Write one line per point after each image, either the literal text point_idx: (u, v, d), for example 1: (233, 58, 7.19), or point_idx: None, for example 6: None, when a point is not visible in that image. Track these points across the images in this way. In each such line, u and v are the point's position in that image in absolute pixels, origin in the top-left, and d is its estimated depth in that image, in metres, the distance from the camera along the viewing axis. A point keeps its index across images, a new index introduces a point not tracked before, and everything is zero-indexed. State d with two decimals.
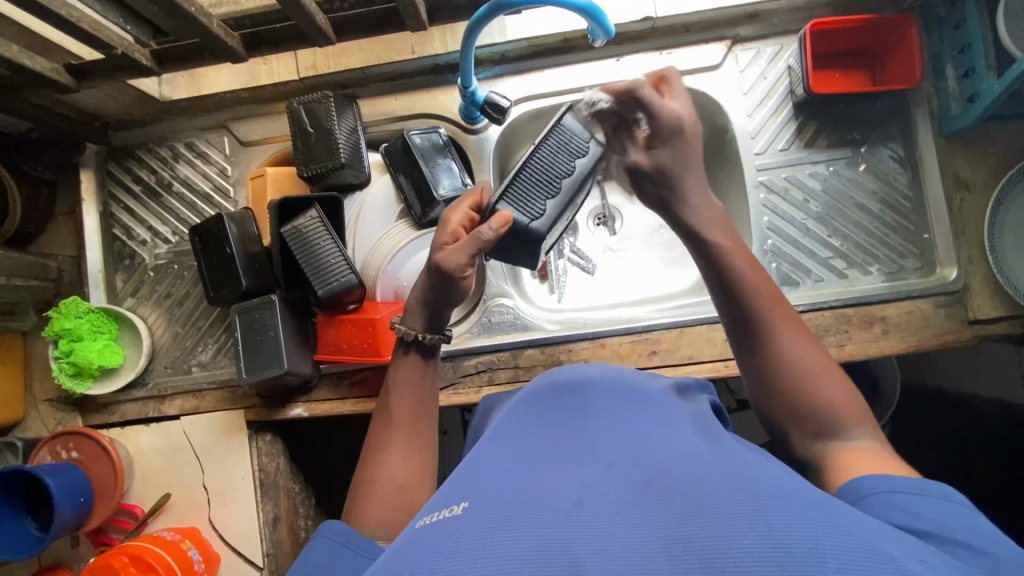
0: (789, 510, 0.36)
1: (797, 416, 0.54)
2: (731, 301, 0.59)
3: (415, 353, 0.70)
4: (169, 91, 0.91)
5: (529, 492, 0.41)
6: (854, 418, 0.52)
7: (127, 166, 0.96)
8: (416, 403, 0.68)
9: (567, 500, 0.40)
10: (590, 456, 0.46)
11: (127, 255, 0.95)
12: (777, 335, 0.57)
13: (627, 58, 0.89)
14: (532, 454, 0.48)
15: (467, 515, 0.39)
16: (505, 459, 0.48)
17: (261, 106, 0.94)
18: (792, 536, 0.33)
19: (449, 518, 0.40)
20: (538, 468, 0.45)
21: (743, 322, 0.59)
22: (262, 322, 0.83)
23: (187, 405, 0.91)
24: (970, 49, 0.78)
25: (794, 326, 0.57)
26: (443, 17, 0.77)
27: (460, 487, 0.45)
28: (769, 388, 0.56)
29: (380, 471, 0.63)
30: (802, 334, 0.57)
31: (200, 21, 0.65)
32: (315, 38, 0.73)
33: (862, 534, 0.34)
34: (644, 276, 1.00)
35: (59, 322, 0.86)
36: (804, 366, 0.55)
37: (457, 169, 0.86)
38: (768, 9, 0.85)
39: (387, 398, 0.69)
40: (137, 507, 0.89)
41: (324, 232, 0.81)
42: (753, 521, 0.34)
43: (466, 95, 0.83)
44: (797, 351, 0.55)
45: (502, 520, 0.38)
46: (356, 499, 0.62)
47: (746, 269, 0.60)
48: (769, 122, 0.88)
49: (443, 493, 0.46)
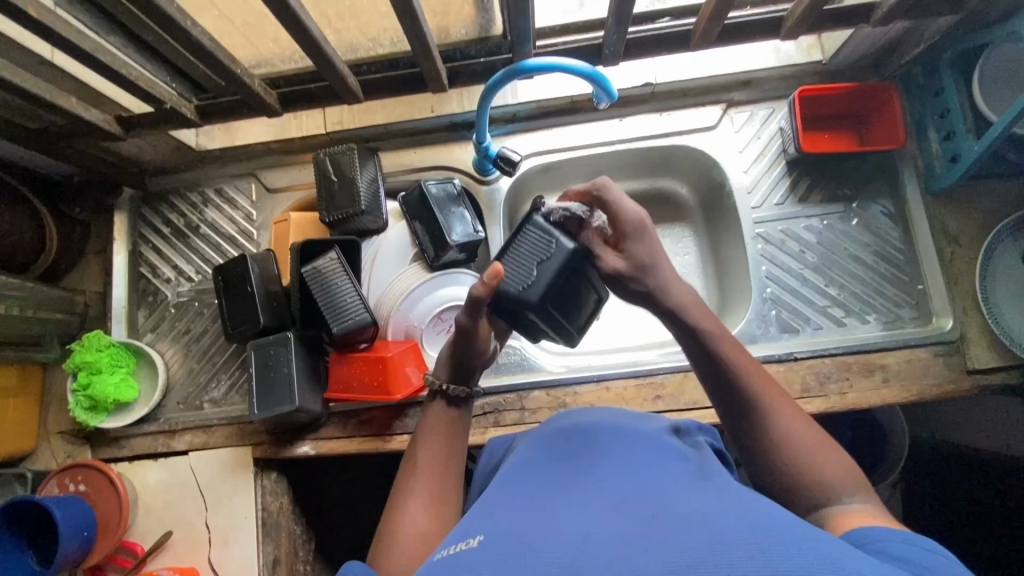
0: (782, 539, 0.38)
1: (795, 489, 0.53)
2: (719, 377, 0.61)
3: (441, 403, 0.72)
4: (205, 141, 0.99)
5: (541, 528, 0.43)
6: (848, 485, 0.52)
7: (159, 209, 1.02)
8: (443, 453, 0.69)
9: (575, 533, 0.42)
10: (599, 494, 0.48)
11: (151, 292, 0.99)
12: (768, 408, 0.57)
13: (630, 118, 0.95)
14: (543, 494, 0.50)
15: (480, 547, 0.43)
16: (516, 498, 0.51)
17: (287, 157, 1.01)
18: (788, 562, 0.35)
19: (464, 550, 0.43)
20: (547, 506, 0.47)
21: (732, 397, 0.60)
22: (277, 358, 0.86)
23: (197, 440, 0.92)
24: (949, 115, 0.84)
25: (784, 401, 0.58)
26: (462, 81, 0.84)
27: (474, 523, 0.48)
28: (762, 451, 0.56)
29: (404, 518, 0.62)
30: (820, 441, 0.55)
31: (243, 80, 0.72)
32: (345, 96, 0.80)
33: (849, 561, 0.37)
34: (647, 323, 1.02)
35: (80, 355, 0.89)
36: (812, 455, 0.54)
37: (469, 217, 0.91)
38: (760, 76, 0.93)
39: (414, 450, 0.70)
40: (138, 545, 0.88)
41: (342, 272, 0.85)
42: (750, 549, 0.37)
43: (480, 150, 0.90)
44: (787, 422, 0.56)
45: (516, 554, 0.40)
46: (378, 547, 0.60)
47: (736, 356, 0.61)
48: (761, 183, 0.94)
49: (456, 528, 0.49)
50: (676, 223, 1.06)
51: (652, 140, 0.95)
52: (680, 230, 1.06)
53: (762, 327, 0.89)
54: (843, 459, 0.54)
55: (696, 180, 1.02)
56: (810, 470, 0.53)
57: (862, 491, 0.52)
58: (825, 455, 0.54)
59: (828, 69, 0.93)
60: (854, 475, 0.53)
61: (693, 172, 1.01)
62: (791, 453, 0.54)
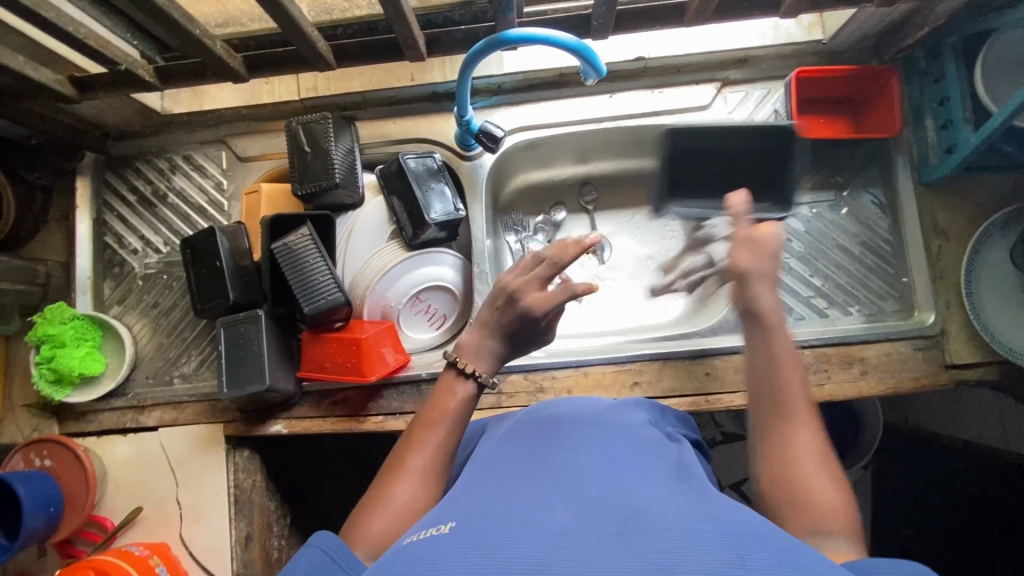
0: (757, 546, 0.37)
1: (783, 497, 0.51)
2: (758, 366, 0.58)
3: (471, 389, 0.67)
4: (172, 105, 0.94)
5: (513, 516, 0.42)
6: (838, 524, 0.48)
7: (124, 176, 0.97)
8: (448, 431, 0.64)
9: (548, 527, 0.41)
10: (574, 486, 0.47)
11: (117, 263, 0.96)
12: (797, 416, 0.54)
13: (619, 95, 0.91)
14: (518, 483, 0.49)
15: (450, 534, 0.41)
16: (491, 485, 0.49)
17: (260, 123, 0.95)
18: (761, 569, 0.35)
19: (434, 535, 0.42)
20: (520, 496, 0.46)
21: (763, 384, 0.57)
22: (246, 337, 0.83)
23: (167, 417, 0.90)
24: (948, 103, 0.80)
25: (810, 411, 0.55)
26: (441, 49, 0.79)
27: (445, 510, 0.46)
28: (771, 445, 0.54)
29: (394, 492, 0.59)
30: (830, 467, 0.51)
31: (203, 42, 0.67)
32: (315, 62, 0.75)
33: (826, 568, 0.36)
34: (629, 306, 1.00)
35: (42, 328, 0.85)
36: (816, 471, 0.51)
37: (450, 194, 0.88)
38: (756, 54, 0.89)
39: (419, 423, 0.65)
40: (108, 520, 0.87)
41: (314, 250, 0.81)
42: (723, 552, 0.36)
43: (461, 123, 0.85)
44: (808, 437, 0.53)
45: (485, 541, 0.39)
46: (360, 516, 0.59)
47: (781, 355, 0.58)
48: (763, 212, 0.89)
49: (427, 514, 0.47)
50: None
51: (642, 119, 0.91)
52: None
53: None
54: (848, 493, 0.50)
55: None
56: (807, 485, 0.50)
57: (850, 537, 0.47)
58: (830, 481, 0.50)
59: (828, 49, 0.89)
60: (852, 516, 0.49)
61: None
62: (792, 460, 0.52)
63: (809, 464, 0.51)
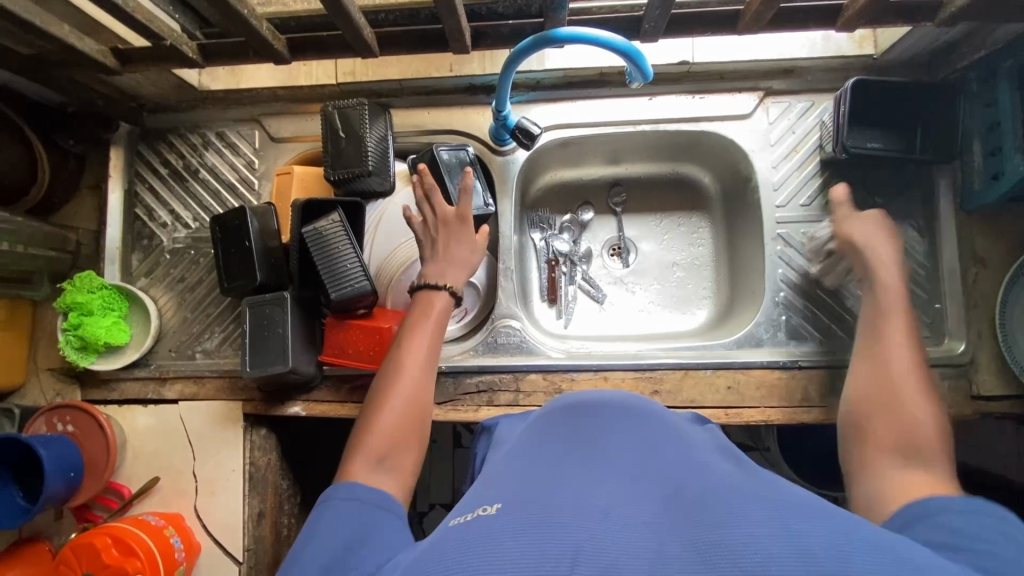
0: (805, 515, 0.37)
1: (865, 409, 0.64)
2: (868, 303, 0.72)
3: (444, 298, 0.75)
4: (209, 81, 0.93)
5: (556, 496, 0.42)
6: (923, 436, 0.58)
7: (158, 148, 0.97)
8: (424, 354, 0.70)
9: (593, 507, 0.40)
10: (612, 469, 0.47)
11: (146, 235, 0.96)
12: (879, 338, 0.68)
13: (660, 98, 0.90)
14: (555, 463, 0.49)
15: (495, 514, 0.40)
16: (527, 467, 0.49)
17: (295, 105, 0.95)
18: (812, 537, 0.35)
19: (480, 517, 0.41)
20: (558, 476, 0.46)
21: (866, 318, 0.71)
22: (271, 318, 0.83)
23: (187, 390, 0.91)
24: (999, 127, 0.77)
25: (898, 332, 0.67)
26: (486, 43, 0.78)
27: (487, 493, 0.46)
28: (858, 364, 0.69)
29: (382, 415, 0.65)
30: (917, 386, 0.62)
31: (250, 22, 0.67)
32: (359, 49, 0.75)
33: (879, 536, 0.36)
34: (652, 311, 0.99)
35: (71, 295, 0.86)
36: (900, 388, 0.63)
37: (481, 188, 0.87)
38: (804, 65, 0.87)
39: (398, 346, 0.71)
40: (125, 487, 0.89)
41: (344, 236, 0.81)
42: (774, 522, 0.36)
43: (497, 118, 0.84)
44: (892, 361, 0.65)
45: (531, 519, 0.39)
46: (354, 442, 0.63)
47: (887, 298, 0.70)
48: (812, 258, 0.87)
49: (465, 503, 0.47)
50: (693, 212, 1.02)
51: (680, 123, 0.90)
52: (697, 220, 1.02)
53: (769, 331, 0.87)
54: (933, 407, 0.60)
55: (721, 170, 0.97)
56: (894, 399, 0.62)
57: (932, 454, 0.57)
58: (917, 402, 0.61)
59: (877, 65, 0.87)
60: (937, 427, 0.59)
61: (720, 161, 0.96)
62: (879, 378, 0.65)
63: (894, 383, 0.63)
